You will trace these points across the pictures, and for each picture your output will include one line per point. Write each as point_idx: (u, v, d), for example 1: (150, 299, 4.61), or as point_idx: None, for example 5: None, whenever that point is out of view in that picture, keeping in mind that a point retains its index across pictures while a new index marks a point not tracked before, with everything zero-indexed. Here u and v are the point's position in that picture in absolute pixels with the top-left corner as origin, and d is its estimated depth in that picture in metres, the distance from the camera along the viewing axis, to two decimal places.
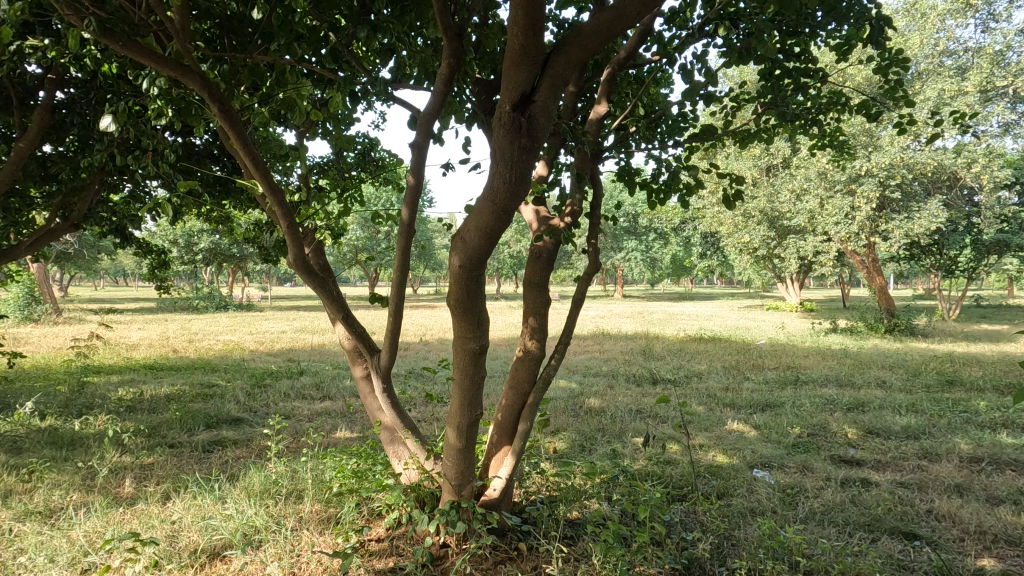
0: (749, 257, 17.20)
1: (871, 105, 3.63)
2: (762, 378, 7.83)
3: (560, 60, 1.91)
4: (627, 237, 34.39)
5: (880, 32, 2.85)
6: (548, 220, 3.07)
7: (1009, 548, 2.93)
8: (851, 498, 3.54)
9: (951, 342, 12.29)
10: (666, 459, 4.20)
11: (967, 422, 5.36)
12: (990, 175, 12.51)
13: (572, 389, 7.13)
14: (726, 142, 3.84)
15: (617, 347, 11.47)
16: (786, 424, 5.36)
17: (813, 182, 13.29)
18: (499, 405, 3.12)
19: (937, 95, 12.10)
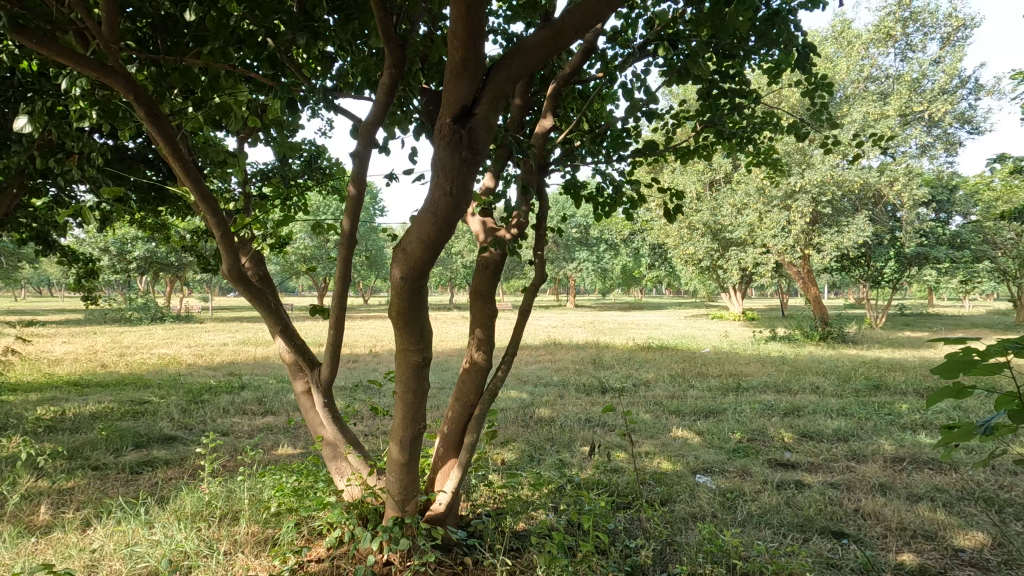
0: (695, 268, 17.82)
1: (800, 126, 3.83)
2: (706, 386, 8.09)
3: (502, 73, 1.92)
4: (579, 247, 34.96)
5: (806, 58, 3.01)
6: (495, 231, 3.08)
7: (926, 542, 3.13)
8: (786, 500, 3.68)
9: (878, 348, 13.09)
10: (613, 467, 4.26)
11: (891, 424, 5.71)
12: (910, 193, 13.48)
13: (522, 399, 7.15)
14: (668, 157, 3.97)
15: (568, 356, 11.61)
16: (728, 430, 5.55)
17: (753, 197, 13.92)
18: (446, 418, 3.09)
19: (863, 118, 12.96)
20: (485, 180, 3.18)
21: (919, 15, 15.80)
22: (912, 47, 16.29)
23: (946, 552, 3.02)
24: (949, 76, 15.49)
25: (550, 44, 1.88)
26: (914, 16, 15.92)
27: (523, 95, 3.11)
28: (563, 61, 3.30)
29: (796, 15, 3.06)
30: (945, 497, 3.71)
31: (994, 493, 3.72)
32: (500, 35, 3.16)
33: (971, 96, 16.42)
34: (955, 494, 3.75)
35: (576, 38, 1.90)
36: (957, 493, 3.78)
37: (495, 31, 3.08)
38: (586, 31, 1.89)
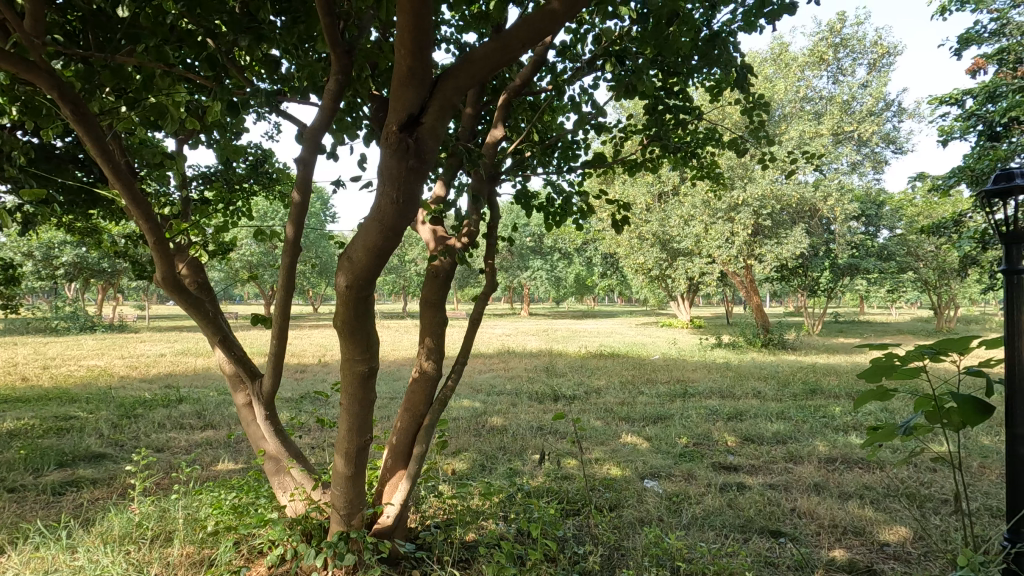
0: (644, 277, 18.29)
1: (740, 142, 4.01)
2: (654, 392, 8.28)
3: (450, 84, 1.90)
4: (533, 256, 35.25)
5: (744, 79, 3.17)
6: (445, 239, 3.07)
7: (855, 538, 3.31)
8: (728, 502, 3.81)
9: (815, 354, 13.80)
10: (563, 474, 4.30)
11: (825, 426, 6.01)
12: (842, 208, 14.32)
13: (475, 408, 7.11)
14: (616, 169, 4.08)
15: (521, 364, 11.66)
16: (674, 435, 5.70)
17: (699, 209, 14.44)
18: (394, 429, 3.05)
19: (799, 136, 13.70)
20: (436, 188, 3.17)
21: (849, 41, 16.91)
22: (843, 71, 17.39)
23: (873, 546, 3.20)
24: (875, 100, 16.62)
25: (498, 56, 1.90)
26: (844, 42, 17.03)
27: (474, 104, 3.13)
28: (514, 72, 3.34)
29: (735, 38, 3.21)
30: (872, 494, 3.94)
31: (915, 489, 3.98)
32: (452, 44, 3.18)
33: (895, 118, 17.66)
34: (881, 492, 3.98)
35: (523, 52, 1.93)
36: (883, 490, 4.01)
37: (447, 40, 3.09)
38: (534, 45, 1.92)
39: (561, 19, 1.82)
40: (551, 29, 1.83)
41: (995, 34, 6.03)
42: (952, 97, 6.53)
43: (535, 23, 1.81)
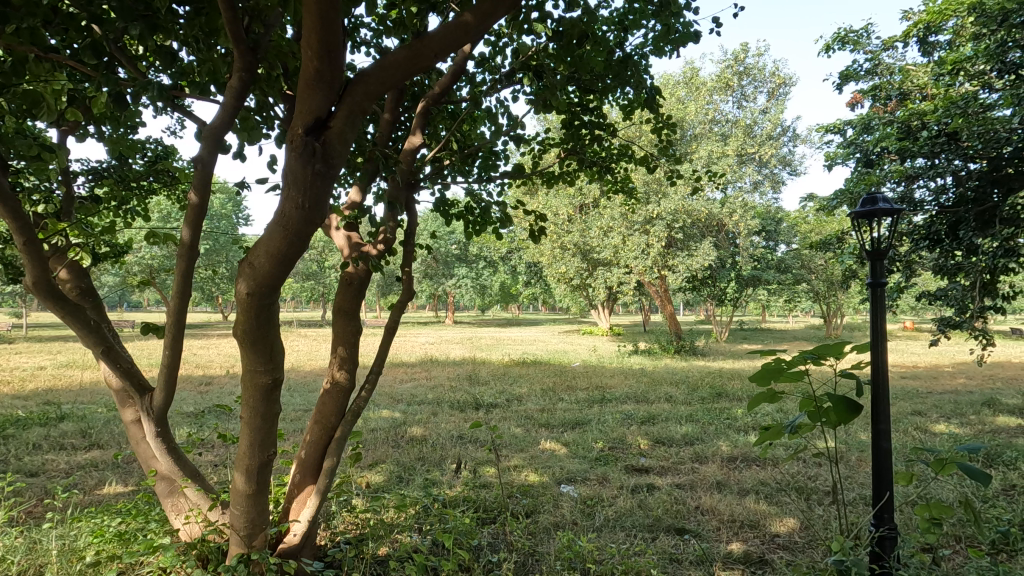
0: (566, 286, 18.72)
1: (650, 159, 4.21)
2: (574, 399, 8.47)
3: (360, 88, 1.87)
4: (458, 264, 35.17)
5: (653, 99, 3.34)
6: (360, 246, 2.99)
7: (751, 531, 3.55)
8: (639, 503, 3.97)
9: (721, 360, 14.72)
10: (481, 483, 4.30)
11: (728, 428, 6.42)
12: (745, 223, 15.45)
13: (394, 419, 6.94)
14: (535, 180, 4.16)
15: (444, 373, 11.56)
16: (591, 440, 5.86)
17: (617, 221, 15.05)
18: (303, 442, 2.93)
19: (707, 155, 14.64)
20: (351, 194, 3.09)
21: (751, 70, 18.38)
22: (746, 97, 18.84)
23: (767, 537, 3.45)
24: (773, 125, 18.13)
25: (409, 65, 1.89)
26: (747, 71, 18.48)
27: (392, 110, 3.09)
28: (433, 80, 3.33)
29: (647, 61, 3.38)
30: (766, 489, 4.25)
31: (804, 483, 4.33)
32: (371, 48, 3.12)
33: (791, 143, 19.34)
34: (774, 487, 4.31)
35: (436, 62, 1.94)
36: (776, 485, 4.34)
37: (365, 43, 3.04)
38: (446, 57, 1.94)
39: (473, 31, 1.85)
40: (461, 42, 1.85)
41: (870, 72, 6.76)
42: (836, 126, 7.22)
43: (447, 35, 1.83)
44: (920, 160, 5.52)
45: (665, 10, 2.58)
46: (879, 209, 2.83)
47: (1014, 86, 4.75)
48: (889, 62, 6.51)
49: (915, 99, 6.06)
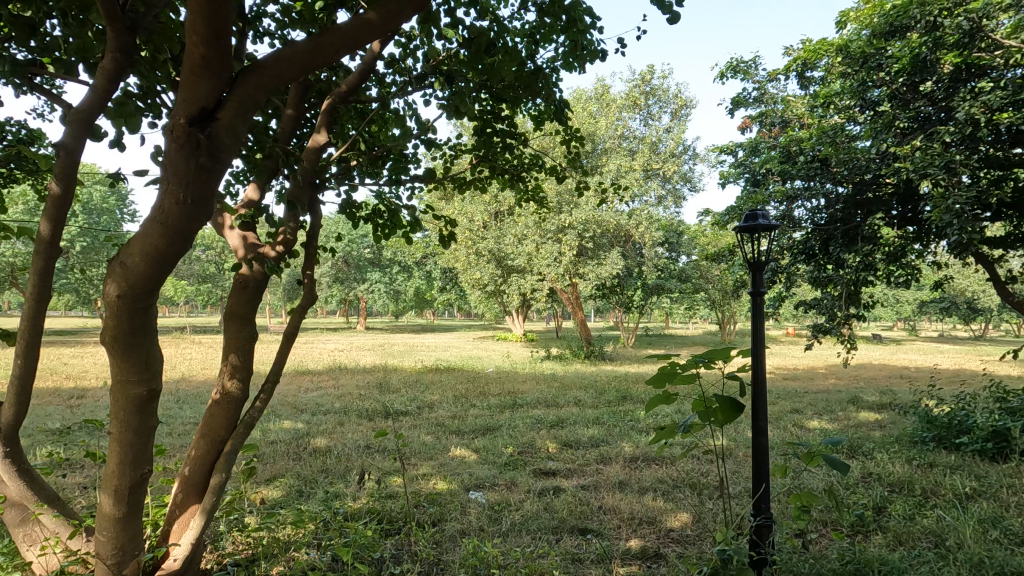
0: (480, 292, 18.76)
1: (559, 170, 4.32)
2: (486, 405, 8.49)
3: (252, 79, 1.76)
4: (371, 268, 34.22)
5: (562, 111, 3.42)
6: (256, 247, 2.79)
7: (649, 527, 3.73)
8: (545, 506, 4.05)
9: (627, 364, 15.45)
10: (387, 493, 4.19)
11: (631, 429, 6.72)
12: (650, 235, 16.35)
13: (296, 430, 6.58)
14: (446, 186, 4.13)
15: (352, 381, 11.15)
16: (501, 445, 5.90)
17: (531, 229, 15.36)
18: (188, 458, 2.71)
19: (616, 169, 15.36)
20: (247, 192, 2.91)
21: (656, 91, 19.54)
22: (651, 116, 19.97)
23: (662, 532, 3.64)
24: (676, 144, 19.36)
25: (310, 59, 1.81)
26: (653, 91, 19.62)
27: (296, 106, 2.95)
28: (341, 78, 3.21)
29: (557, 74, 3.47)
30: (664, 487, 4.48)
31: (697, 479, 4.63)
32: (274, 40, 2.97)
33: (691, 161, 20.74)
34: (671, 484, 4.55)
35: (340, 58, 1.88)
36: (672, 482, 4.59)
37: (268, 33, 2.89)
38: (349, 54, 1.88)
39: (378, 30, 1.82)
40: (365, 39, 1.81)
41: (757, 100, 7.40)
42: (729, 148, 7.82)
43: (350, 31, 1.78)
44: (798, 182, 6.07)
45: (573, 27, 2.65)
46: (758, 224, 3.11)
47: (873, 120, 5.41)
48: (773, 92, 7.16)
49: (795, 127, 6.70)
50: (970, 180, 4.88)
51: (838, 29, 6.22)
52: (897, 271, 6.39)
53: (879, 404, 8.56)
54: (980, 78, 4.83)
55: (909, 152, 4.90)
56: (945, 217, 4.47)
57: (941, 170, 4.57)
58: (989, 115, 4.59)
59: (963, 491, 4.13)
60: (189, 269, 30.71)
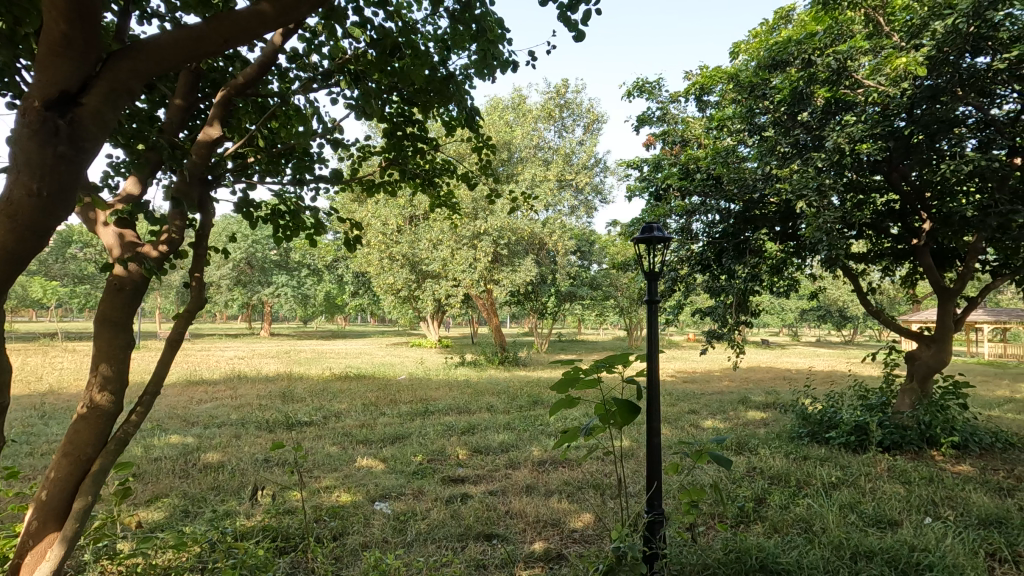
0: (394, 297, 18.34)
1: (471, 177, 4.30)
2: (396, 413, 8.29)
3: (126, 65, 1.61)
4: (277, 270, 32.40)
5: (474, 117, 3.42)
6: (135, 246, 2.53)
7: (553, 529, 3.82)
8: (452, 513, 4.02)
9: (540, 369, 15.77)
10: (285, 508, 3.97)
11: (540, 433, 6.85)
12: (563, 243, 16.83)
13: (184, 445, 6.06)
14: (354, 188, 3.99)
15: (253, 390, 10.47)
16: (410, 454, 5.78)
17: (446, 235, 15.28)
18: (45, 481, 2.41)
19: (531, 178, 15.67)
20: (126, 185, 2.64)
21: (570, 104, 20.21)
22: (565, 128, 20.62)
23: (565, 533, 3.74)
24: (588, 156, 20.13)
25: (194, 47, 1.69)
26: (567, 104, 20.29)
27: (186, 96, 2.70)
28: (238, 69, 3.00)
29: (470, 82, 3.47)
30: (569, 489, 4.61)
31: (600, 480, 4.80)
32: (162, 22, 2.72)
33: (602, 173, 21.61)
34: (576, 485, 4.68)
35: (229, 49, 1.77)
36: (577, 484, 4.73)
37: (156, 15, 2.65)
38: (241, 45, 1.79)
39: (272, 23, 1.74)
40: (259, 27, 1.73)
41: (660, 119, 7.84)
42: (635, 163, 8.21)
43: (240, 21, 1.69)
44: (696, 198, 6.49)
45: (482, 36, 2.67)
46: (654, 237, 3.31)
47: (759, 144, 5.91)
48: (674, 112, 7.61)
49: (693, 147, 7.11)
50: (839, 202, 5.44)
51: (731, 58, 6.75)
52: (780, 282, 7.02)
53: (765, 404, 9.35)
54: (846, 112, 5.42)
55: (789, 174, 5.39)
56: (818, 233, 4.97)
57: (814, 192, 5.07)
58: (852, 144, 5.17)
59: (830, 480, 4.61)
60: (63, 268, 27.55)
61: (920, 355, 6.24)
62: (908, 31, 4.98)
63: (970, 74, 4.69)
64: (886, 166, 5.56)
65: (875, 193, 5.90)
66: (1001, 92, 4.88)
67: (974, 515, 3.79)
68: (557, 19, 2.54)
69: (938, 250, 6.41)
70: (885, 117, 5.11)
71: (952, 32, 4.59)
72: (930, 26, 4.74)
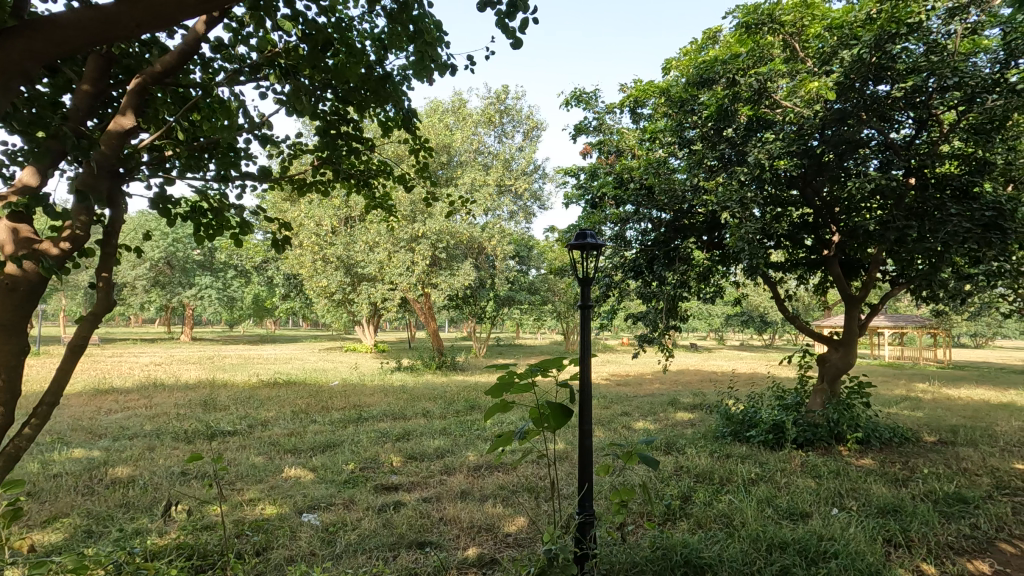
0: (327, 300, 17.76)
1: (408, 179, 4.23)
2: (328, 420, 8.01)
3: (17, 43, 1.47)
4: (200, 271, 30.59)
5: (411, 118, 3.36)
6: (31, 243, 2.27)
7: (487, 534, 3.81)
8: (384, 522, 3.93)
9: (478, 374, 15.74)
10: (203, 523, 3.74)
11: (476, 438, 6.84)
12: (502, 248, 16.91)
13: (90, 459, 5.58)
14: (283, 187, 3.81)
15: (170, 399, 9.80)
16: (341, 462, 5.60)
17: (383, 237, 15.00)
18: None
19: (470, 183, 15.67)
20: (23, 175, 2.37)
21: (510, 111, 20.41)
22: (505, 134, 20.78)
23: (499, 538, 3.74)
24: (527, 162, 20.37)
25: (102, 30, 1.56)
26: (507, 110, 20.47)
27: (95, 82, 2.47)
28: (156, 56, 2.80)
29: (408, 83, 3.42)
30: (504, 493, 4.61)
31: (534, 483, 4.84)
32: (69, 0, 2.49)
33: (541, 180, 21.92)
34: (511, 490, 4.70)
35: (142, 33, 1.63)
36: (512, 488, 4.75)
37: None
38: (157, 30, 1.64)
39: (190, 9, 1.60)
40: (182, 14, 1.63)
41: (596, 129, 8.05)
42: (572, 170, 8.39)
43: (153, 6, 1.55)
44: (630, 206, 6.70)
45: (420, 37, 2.64)
46: (587, 243, 3.36)
47: (688, 157, 6.18)
48: (610, 123, 7.83)
49: (627, 157, 7.34)
50: (759, 214, 5.76)
51: (663, 74, 7.04)
52: (706, 289, 7.36)
53: (692, 405, 9.78)
54: (766, 129, 5.80)
55: (715, 186, 5.67)
56: (740, 243, 5.24)
57: (737, 204, 5.36)
58: (771, 160, 5.51)
59: (750, 476, 4.88)
60: None
61: (830, 357, 6.72)
62: (819, 57, 5.45)
63: (873, 100, 5.12)
64: (801, 181, 5.95)
65: (792, 207, 6.32)
66: (899, 118, 5.37)
67: (874, 505, 4.12)
68: (495, 25, 2.56)
69: (845, 260, 6.95)
70: (801, 136, 5.44)
71: (857, 61, 5.02)
72: (839, 55, 5.17)
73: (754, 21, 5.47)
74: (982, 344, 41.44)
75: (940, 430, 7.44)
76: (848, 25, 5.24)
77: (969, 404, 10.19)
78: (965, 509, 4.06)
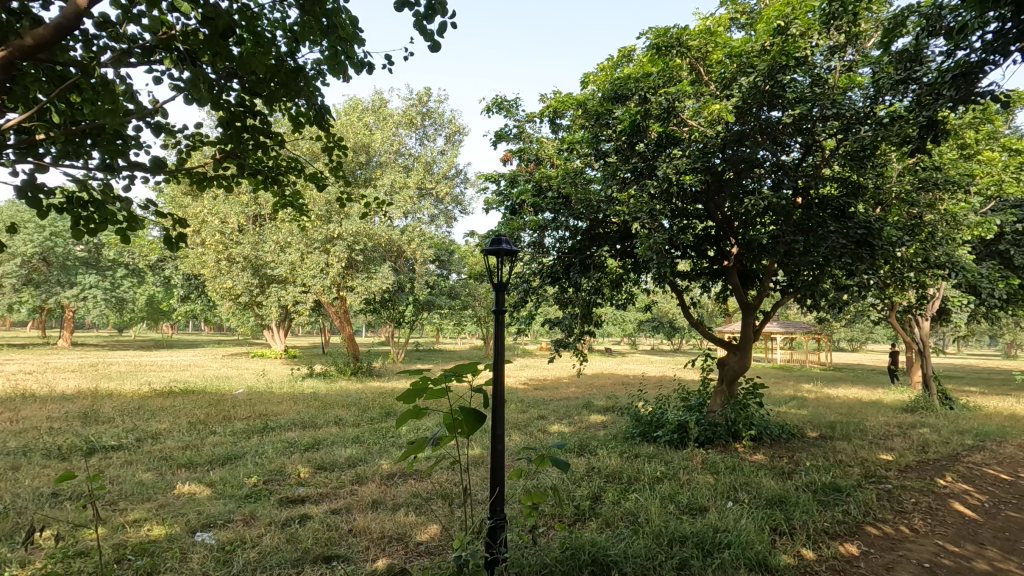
0: (232, 302, 16.65)
1: (321, 178, 4.03)
2: (230, 431, 7.49)
3: None
4: (83, 270, 27.63)
5: (323, 113, 3.23)
6: None
7: (397, 544, 3.72)
8: (287, 537, 3.72)
9: (394, 380, 15.37)
10: (77, 550, 3.38)
11: (391, 446, 6.66)
12: (422, 252, 16.63)
13: None
14: (179, 181, 3.50)
15: (41, 412, 8.74)
16: (242, 475, 5.25)
17: (296, 238, 14.32)
18: None
19: (390, 184, 15.33)
20: None
21: (432, 113, 20.24)
22: (427, 137, 20.60)
23: (410, 547, 3.66)
24: (449, 166, 20.30)
25: None
26: (429, 113, 20.30)
27: None
28: (27, 27, 2.48)
29: (321, 79, 3.31)
30: (416, 501, 4.53)
31: (448, 489, 4.79)
32: None
33: (463, 184, 21.92)
34: (424, 497, 4.62)
35: None
36: (425, 495, 4.68)
37: None
38: None
39: None
40: None
41: (517, 136, 8.13)
42: (493, 176, 8.42)
43: None
44: (548, 214, 6.81)
45: (332, 32, 2.57)
46: (502, 249, 3.35)
47: (604, 168, 6.41)
48: (530, 131, 7.93)
49: (546, 166, 7.48)
50: (667, 225, 6.10)
51: (581, 87, 7.27)
52: (619, 296, 7.65)
53: (605, 408, 10.11)
54: (674, 146, 6.18)
55: (626, 198, 5.91)
56: (649, 252, 5.51)
57: (646, 216, 5.61)
58: (678, 175, 5.83)
59: (655, 475, 5.11)
60: None
61: (729, 360, 7.19)
62: (721, 81, 5.83)
63: (767, 124, 5.60)
64: (704, 197, 6.34)
65: (696, 220, 6.75)
66: (789, 142, 5.87)
67: (762, 497, 4.45)
68: (412, 26, 2.55)
69: (743, 271, 7.50)
70: (705, 154, 5.79)
71: (753, 88, 5.44)
72: (737, 80, 5.58)
73: (664, 44, 5.72)
74: (856, 347, 46.40)
75: (821, 426, 8.18)
76: (745, 54, 5.54)
77: (845, 403, 11.30)
78: (838, 497, 4.50)
